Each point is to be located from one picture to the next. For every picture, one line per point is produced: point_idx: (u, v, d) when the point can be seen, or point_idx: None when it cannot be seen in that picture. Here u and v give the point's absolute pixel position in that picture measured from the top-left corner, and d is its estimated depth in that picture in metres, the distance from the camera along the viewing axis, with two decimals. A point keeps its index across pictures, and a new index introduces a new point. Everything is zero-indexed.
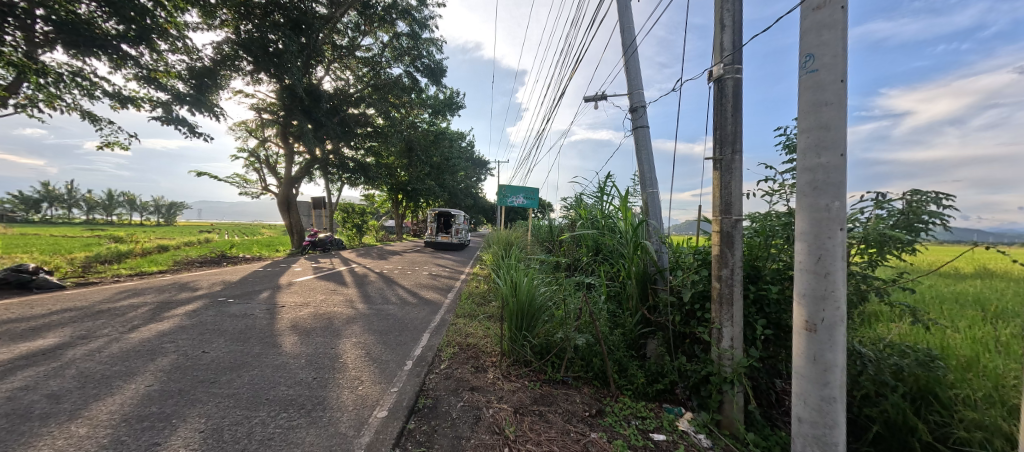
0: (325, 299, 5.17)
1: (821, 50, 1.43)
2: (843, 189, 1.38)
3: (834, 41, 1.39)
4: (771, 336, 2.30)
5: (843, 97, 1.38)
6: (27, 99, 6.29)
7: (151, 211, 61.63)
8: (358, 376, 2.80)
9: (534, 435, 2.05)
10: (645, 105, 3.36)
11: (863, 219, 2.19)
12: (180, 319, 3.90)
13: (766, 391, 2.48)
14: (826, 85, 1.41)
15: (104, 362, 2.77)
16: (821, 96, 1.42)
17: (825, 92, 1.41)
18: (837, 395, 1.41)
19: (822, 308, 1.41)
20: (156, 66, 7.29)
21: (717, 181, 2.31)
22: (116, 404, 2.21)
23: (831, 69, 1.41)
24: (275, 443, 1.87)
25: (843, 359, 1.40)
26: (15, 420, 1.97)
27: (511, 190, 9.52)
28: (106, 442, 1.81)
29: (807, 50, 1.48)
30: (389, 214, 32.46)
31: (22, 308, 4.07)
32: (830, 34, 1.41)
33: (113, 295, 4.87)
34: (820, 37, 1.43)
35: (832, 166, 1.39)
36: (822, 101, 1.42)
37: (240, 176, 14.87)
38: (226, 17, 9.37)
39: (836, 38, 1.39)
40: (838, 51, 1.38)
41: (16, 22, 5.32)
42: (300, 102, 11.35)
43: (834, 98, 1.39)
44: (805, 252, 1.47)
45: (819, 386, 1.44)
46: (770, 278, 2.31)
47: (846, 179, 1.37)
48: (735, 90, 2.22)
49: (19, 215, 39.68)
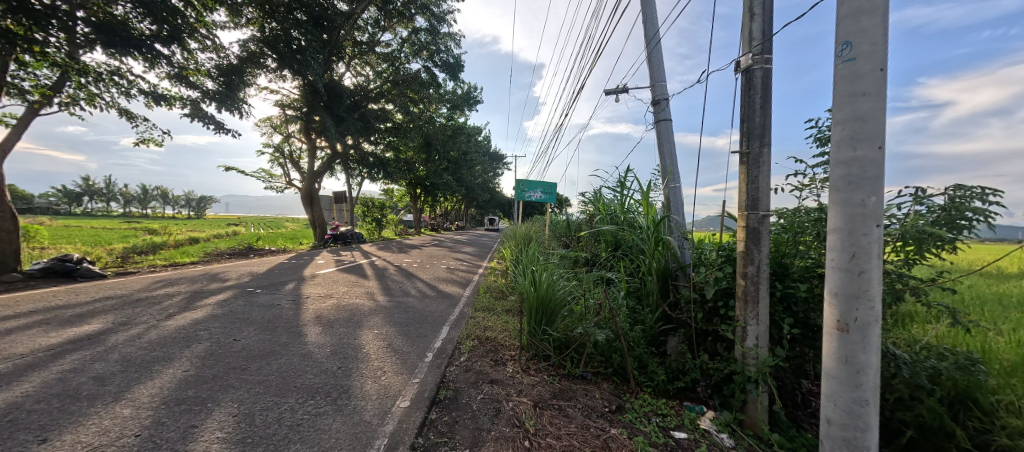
0: (347, 291, 5.31)
1: (859, 38, 1.36)
2: (882, 184, 1.30)
3: (874, 27, 1.32)
4: (798, 335, 2.24)
5: (882, 87, 1.31)
6: (70, 98, 6.61)
7: (181, 205, 64.89)
8: (381, 366, 2.86)
9: (554, 429, 2.06)
10: (667, 97, 3.27)
11: (900, 216, 2.09)
12: (212, 308, 4.06)
13: (791, 392, 2.42)
14: (863, 74, 1.34)
15: (144, 348, 2.91)
16: (858, 86, 1.36)
17: (862, 81, 1.35)
18: (871, 397, 1.36)
19: (855, 307, 1.35)
20: (188, 64, 7.50)
21: (743, 175, 2.25)
22: (156, 387, 2.33)
23: (870, 57, 1.34)
24: (304, 429, 1.94)
25: (877, 360, 1.34)
26: (66, 400, 2.11)
27: (528, 184, 9.43)
28: (148, 423, 1.92)
29: (843, 38, 1.42)
30: (409, 209, 32.98)
31: (69, 295, 4.34)
32: (869, 21, 1.34)
33: (150, 284, 5.12)
34: (858, 24, 1.36)
35: (869, 160, 1.33)
36: (858, 91, 1.36)
37: (266, 172, 15.34)
38: (253, 15, 9.53)
39: (875, 24, 1.32)
40: (878, 38, 1.30)
41: (59, 24, 5.30)
42: (322, 98, 11.48)
43: (872, 87, 1.32)
44: (837, 249, 1.41)
45: (850, 388, 1.39)
46: (798, 275, 2.23)
47: (883, 174, 1.31)
48: (765, 81, 2.15)
49: (63, 207, 42.61)
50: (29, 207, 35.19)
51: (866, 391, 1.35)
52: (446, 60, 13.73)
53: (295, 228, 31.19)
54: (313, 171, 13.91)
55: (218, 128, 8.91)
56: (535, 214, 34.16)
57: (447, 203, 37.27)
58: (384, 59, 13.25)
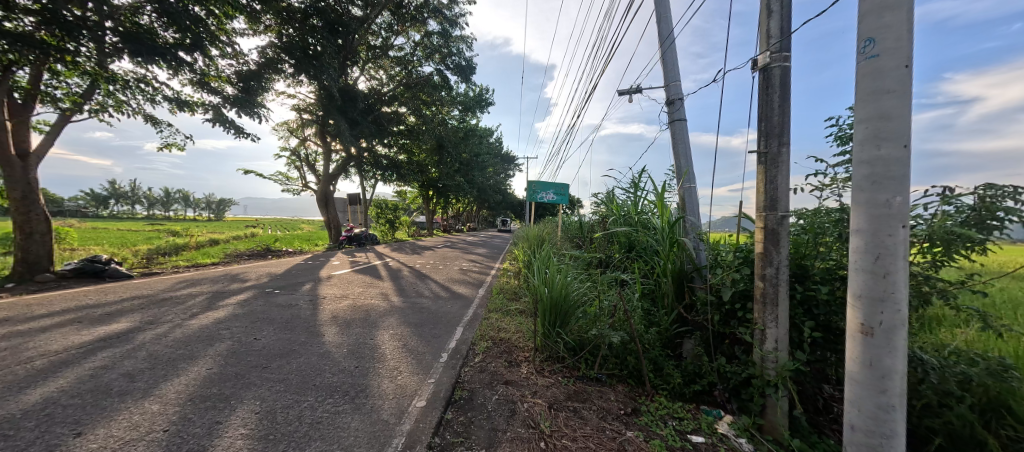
0: (363, 292, 5.38)
1: (882, 34, 1.32)
2: (908, 184, 1.27)
3: (899, 23, 1.29)
4: (820, 338, 2.19)
5: (907, 84, 1.27)
6: (99, 105, 6.87)
7: (200, 207, 66.83)
8: (397, 366, 2.90)
9: (570, 431, 2.06)
10: (682, 97, 3.24)
11: (926, 216, 2.03)
12: (233, 308, 4.17)
13: (811, 397, 2.36)
14: (887, 71, 1.31)
15: (170, 346, 3.01)
16: (882, 83, 1.32)
17: (885, 78, 1.31)
18: (897, 403, 1.32)
19: (880, 310, 1.31)
20: (209, 70, 7.71)
21: (761, 176, 2.22)
22: (182, 384, 2.40)
23: (895, 53, 1.30)
24: (324, 427, 1.98)
25: (904, 365, 1.30)
26: (98, 395, 2.20)
27: (541, 186, 9.41)
28: (175, 419, 1.99)
29: (866, 34, 1.39)
30: (421, 210, 33.31)
31: (98, 294, 4.51)
32: (893, 16, 1.31)
33: (174, 284, 5.28)
34: (881, 20, 1.33)
35: (894, 159, 1.29)
36: (883, 88, 1.32)
37: (283, 175, 15.73)
38: (271, 22, 9.77)
39: (899, 19, 1.28)
40: (902, 34, 1.27)
41: (89, 35, 5.40)
42: (337, 102, 11.71)
43: (897, 85, 1.29)
44: (861, 251, 1.37)
45: (875, 393, 1.36)
46: (819, 278, 2.18)
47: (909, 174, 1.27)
48: (783, 79, 2.11)
49: (90, 210, 44.40)
50: (58, 210, 36.59)
51: (892, 397, 1.31)
52: (458, 63, 13.83)
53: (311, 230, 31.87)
54: (328, 174, 14.15)
55: (237, 132, 9.14)
56: (546, 215, 34.10)
57: (458, 205, 37.54)
58: (397, 63, 13.42)
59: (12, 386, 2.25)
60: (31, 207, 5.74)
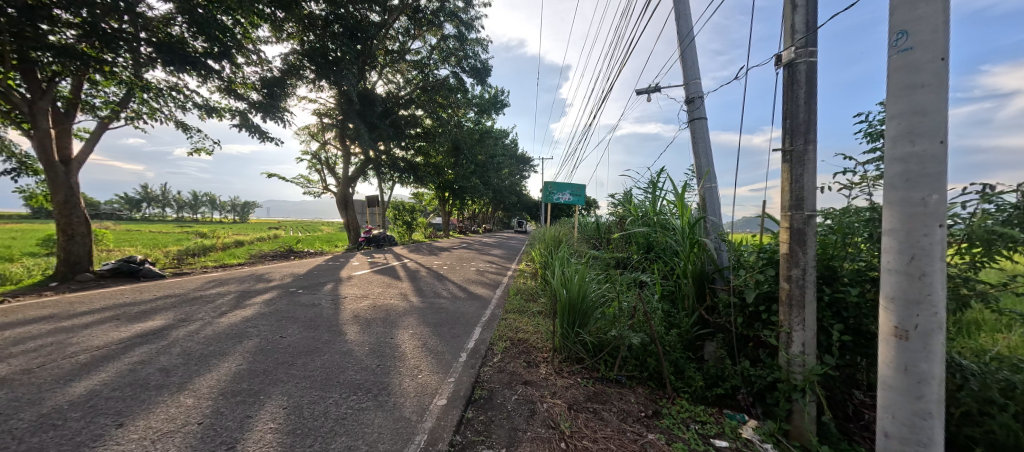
0: (382, 292, 5.48)
1: (916, 26, 1.28)
2: (945, 181, 1.21)
3: (933, 15, 1.24)
4: (849, 342, 2.11)
5: (944, 77, 1.22)
6: (134, 113, 7.21)
7: (224, 210, 69.34)
8: (417, 365, 2.94)
9: (590, 432, 2.05)
10: (702, 95, 3.18)
11: (965, 215, 1.93)
12: (259, 307, 4.31)
13: (840, 402, 2.27)
14: (921, 65, 1.26)
15: (202, 342, 3.13)
16: (916, 78, 1.27)
17: (919, 72, 1.26)
18: (935, 410, 1.25)
19: (915, 313, 1.26)
20: (235, 78, 7.98)
21: (786, 174, 2.17)
22: (214, 379, 2.50)
23: (930, 46, 1.25)
24: (349, 423, 2.02)
25: (942, 370, 1.25)
26: (137, 388, 2.31)
27: (557, 187, 9.37)
28: (208, 412, 2.07)
29: (899, 27, 1.34)
30: (436, 212, 33.70)
31: (134, 293, 4.74)
32: (927, 8, 1.26)
33: (203, 284, 5.50)
34: (915, 12, 1.28)
35: (930, 156, 1.24)
36: (917, 82, 1.27)
37: (304, 178, 16.20)
38: (293, 30, 10.07)
39: (934, 11, 1.23)
40: (938, 26, 1.22)
41: (126, 45, 5.60)
42: (356, 106, 11.98)
43: (932, 78, 1.24)
44: (895, 251, 1.33)
45: (911, 399, 1.30)
46: (848, 279, 2.10)
47: (947, 171, 1.22)
48: (810, 75, 2.05)
49: (124, 213, 46.69)
50: (95, 213, 38.58)
51: (929, 404, 1.25)
52: (474, 66, 13.93)
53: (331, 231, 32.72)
54: (348, 177, 14.47)
55: (262, 137, 9.44)
56: (561, 216, 34.04)
57: (473, 206, 37.79)
58: (414, 67, 13.61)
59: (60, 379, 2.38)
60: (73, 211, 6.05)
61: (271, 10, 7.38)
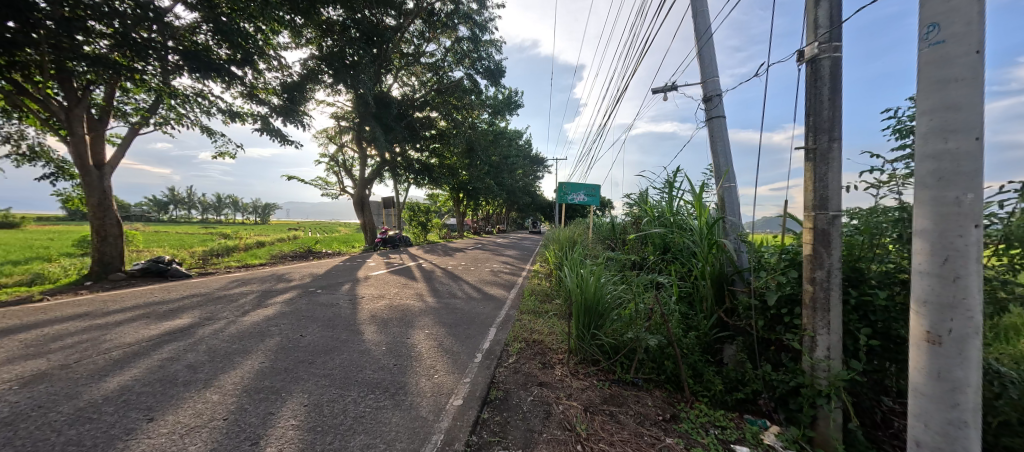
0: (398, 293, 5.56)
1: (948, 19, 1.22)
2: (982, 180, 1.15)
3: (967, 6, 1.18)
4: (877, 347, 2.03)
5: (980, 70, 1.16)
6: (162, 118, 7.50)
7: (244, 211, 71.51)
8: (432, 365, 2.97)
9: (606, 435, 2.04)
10: (720, 93, 3.12)
11: (1004, 215, 1.83)
12: (280, 306, 4.43)
13: (867, 409, 2.17)
14: (954, 58, 1.20)
15: (226, 340, 3.24)
16: (949, 72, 1.22)
17: (952, 66, 1.21)
18: (971, 419, 1.19)
19: (949, 317, 1.20)
20: (257, 83, 8.22)
21: (810, 173, 2.10)
22: (238, 376, 2.58)
23: (963, 39, 1.20)
24: (367, 421, 2.06)
25: (979, 377, 1.19)
26: (166, 384, 2.40)
27: (571, 187, 9.33)
28: (233, 408, 2.14)
29: (930, 19, 1.28)
30: (451, 213, 33.99)
31: (162, 292, 4.94)
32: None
33: (226, 283, 5.69)
34: (948, 4, 1.23)
35: (964, 153, 1.18)
36: (949, 77, 1.22)
37: (322, 180, 16.61)
38: (312, 36, 10.32)
39: (969, 2, 1.18)
40: (973, 17, 1.17)
41: (155, 54, 5.87)
42: (372, 109, 12.19)
43: (966, 73, 1.18)
44: (927, 253, 1.27)
45: (945, 408, 1.24)
46: (876, 282, 2.02)
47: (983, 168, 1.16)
48: (834, 71, 1.99)
49: (152, 214, 48.75)
50: (126, 215, 40.43)
51: (964, 412, 1.19)
52: (488, 67, 13.97)
53: (348, 232, 33.42)
54: (364, 178, 14.72)
55: (283, 140, 9.70)
56: (576, 216, 33.83)
57: (487, 207, 37.93)
58: (428, 69, 13.76)
59: (96, 374, 2.50)
60: (105, 213, 6.34)
61: (291, 17, 7.57)
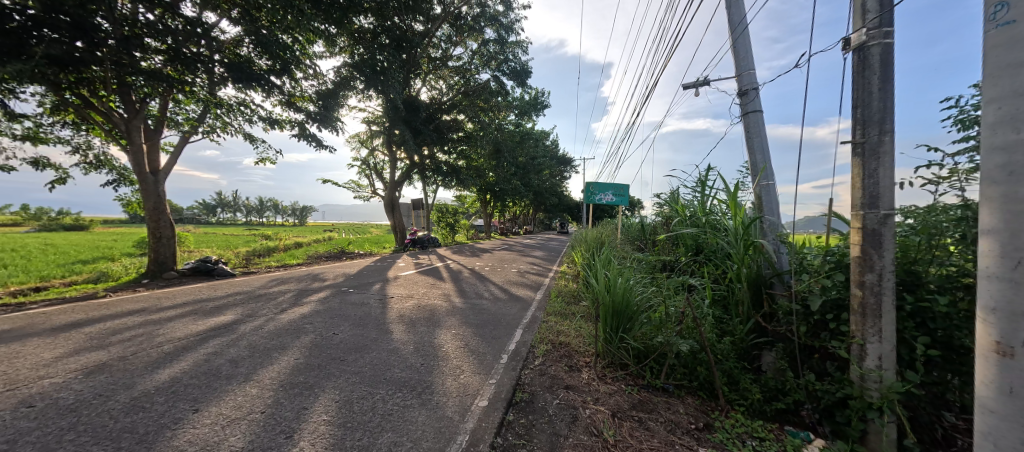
0: (426, 293, 5.71)
1: None
2: None
3: None
4: (936, 358, 1.86)
5: None
6: (210, 127, 8.08)
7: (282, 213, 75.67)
8: (459, 366, 3.03)
9: (635, 442, 2.00)
10: (757, 86, 2.99)
11: None
12: (314, 305, 4.66)
13: (925, 425, 1.99)
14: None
15: (265, 337, 3.45)
16: (1019, 55, 1.10)
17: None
18: None
19: (1021, 326, 1.09)
20: (294, 91, 8.69)
21: (858, 169, 1.98)
22: (275, 371, 2.74)
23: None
24: (394, 419, 2.14)
25: None
26: (211, 377, 2.59)
27: (599, 187, 9.19)
28: (270, 402, 2.28)
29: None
30: (478, 214, 34.43)
31: (209, 290, 5.32)
32: None
33: (266, 282, 6.05)
34: None
35: None
36: (1020, 61, 1.10)
37: (355, 183, 17.33)
38: (345, 45, 10.79)
39: None
40: None
41: (203, 66, 6.31)
42: (402, 114, 12.56)
43: None
44: (997, 255, 1.15)
45: (1017, 426, 1.11)
46: (936, 286, 1.87)
47: None
48: (885, 58, 1.86)
49: (202, 216, 52.73)
50: (180, 217, 43.95)
51: None
52: (514, 68, 14.04)
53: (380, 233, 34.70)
54: (394, 181, 15.16)
55: (319, 145, 10.20)
56: (603, 216, 33.26)
57: (513, 208, 38.12)
58: (455, 72, 14.01)
59: (149, 366, 2.74)
60: (160, 216, 6.90)
61: (326, 27, 7.93)
